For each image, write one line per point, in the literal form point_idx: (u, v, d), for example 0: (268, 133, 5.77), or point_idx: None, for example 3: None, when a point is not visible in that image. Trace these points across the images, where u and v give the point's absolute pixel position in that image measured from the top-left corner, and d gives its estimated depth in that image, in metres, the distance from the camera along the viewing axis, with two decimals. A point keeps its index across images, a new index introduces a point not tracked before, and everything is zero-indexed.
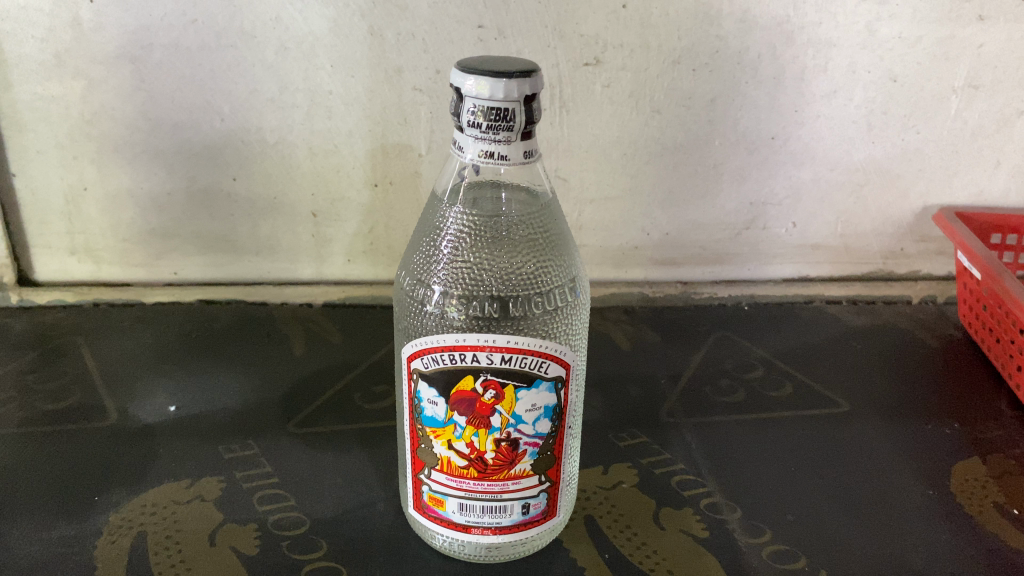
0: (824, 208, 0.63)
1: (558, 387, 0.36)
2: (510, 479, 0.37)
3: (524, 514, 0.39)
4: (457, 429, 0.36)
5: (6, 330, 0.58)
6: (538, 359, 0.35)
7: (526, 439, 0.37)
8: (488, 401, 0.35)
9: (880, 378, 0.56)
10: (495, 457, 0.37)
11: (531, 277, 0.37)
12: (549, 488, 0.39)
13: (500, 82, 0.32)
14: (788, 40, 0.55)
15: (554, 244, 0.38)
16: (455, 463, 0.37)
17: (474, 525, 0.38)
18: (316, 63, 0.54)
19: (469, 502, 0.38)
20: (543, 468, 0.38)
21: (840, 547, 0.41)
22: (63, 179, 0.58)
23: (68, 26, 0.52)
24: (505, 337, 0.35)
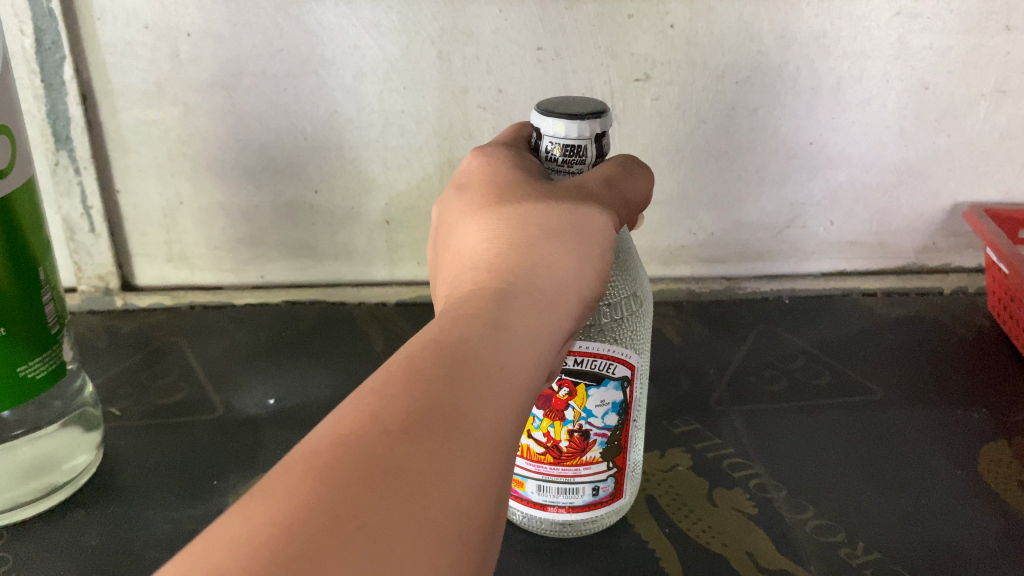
0: (860, 208, 0.67)
1: (624, 385, 0.41)
2: (581, 464, 0.42)
3: (594, 495, 0.44)
4: (536, 421, 0.41)
5: (115, 331, 0.64)
6: (606, 361, 0.40)
7: (596, 430, 0.42)
8: (562, 397, 0.40)
9: (913, 365, 0.61)
10: (568, 446, 0.42)
11: (616, 283, 0.44)
12: (616, 473, 0.44)
13: (574, 123, 0.37)
14: (825, 53, 0.59)
15: (620, 261, 0.44)
16: (534, 450, 0.42)
17: (550, 504, 0.44)
18: (390, 86, 0.59)
19: (546, 484, 0.43)
20: (610, 455, 0.43)
21: (877, 522, 0.46)
22: (161, 195, 0.64)
23: (168, 58, 0.57)
24: (577, 342, 0.40)
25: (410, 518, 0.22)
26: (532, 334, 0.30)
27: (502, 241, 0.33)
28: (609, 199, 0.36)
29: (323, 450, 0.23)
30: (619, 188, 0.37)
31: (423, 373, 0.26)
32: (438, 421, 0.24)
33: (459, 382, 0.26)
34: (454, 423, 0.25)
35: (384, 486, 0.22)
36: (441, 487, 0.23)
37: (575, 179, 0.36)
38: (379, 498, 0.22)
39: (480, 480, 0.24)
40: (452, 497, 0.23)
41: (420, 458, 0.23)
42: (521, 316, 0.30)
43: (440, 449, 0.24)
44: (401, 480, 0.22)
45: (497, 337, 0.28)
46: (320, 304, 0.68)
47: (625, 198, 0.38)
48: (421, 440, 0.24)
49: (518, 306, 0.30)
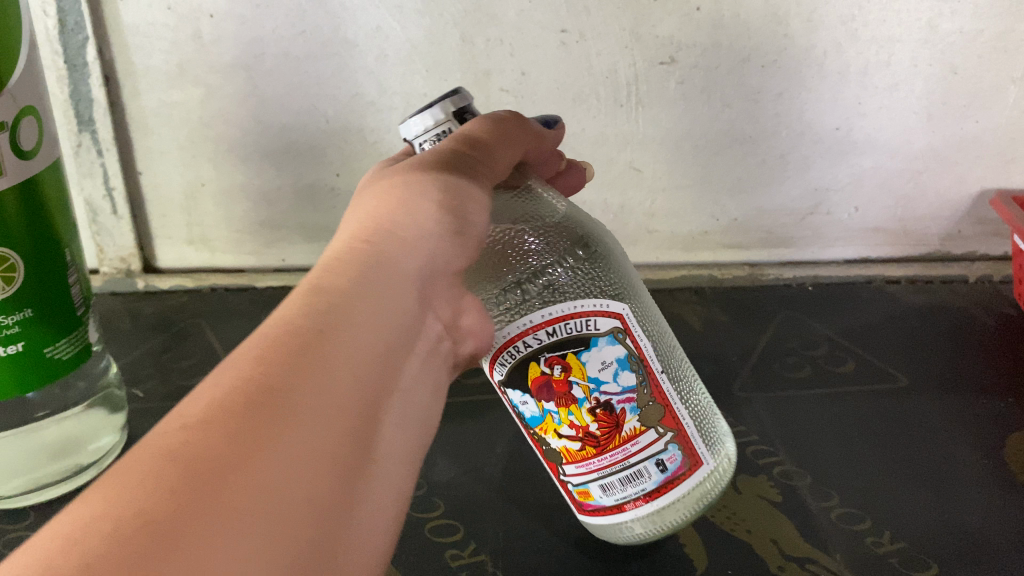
0: (884, 194, 0.67)
1: (618, 337, 0.38)
2: (627, 442, 0.39)
3: (664, 471, 0.39)
4: (555, 417, 0.39)
5: (137, 314, 0.65)
6: (580, 320, 0.38)
7: (617, 398, 0.38)
8: (561, 376, 0.38)
9: (938, 353, 0.60)
10: (600, 428, 0.38)
11: (552, 238, 0.44)
12: (676, 437, 0.39)
13: (425, 114, 0.39)
14: (852, 37, 0.58)
15: (550, 220, 0.45)
16: (573, 448, 0.39)
17: (625, 501, 0.40)
18: (412, 69, 0.59)
19: (606, 481, 0.40)
20: (653, 420, 0.39)
21: (901, 510, 0.46)
22: (182, 177, 0.64)
23: (190, 39, 0.57)
24: (541, 314, 0.37)
25: (250, 511, 0.22)
26: (383, 306, 0.31)
27: (364, 211, 0.34)
28: (477, 171, 0.37)
29: (157, 446, 0.22)
30: (490, 144, 0.39)
31: (267, 359, 0.26)
32: (280, 406, 0.25)
33: (303, 365, 0.26)
34: (294, 407, 0.25)
35: (224, 482, 0.22)
36: (282, 474, 0.23)
37: (444, 143, 0.38)
38: (219, 495, 0.21)
39: (323, 462, 0.25)
40: (294, 483, 0.23)
41: (261, 448, 0.23)
42: (369, 290, 0.31)
43: (278, 434, 0.24)
44: (241, 472, 0.22)
45: (345, 312, 0.29)
46: None
47: (494, 152, 0.39)
48: (261, 430, 0.24)
49: (371, 274, 0.31)
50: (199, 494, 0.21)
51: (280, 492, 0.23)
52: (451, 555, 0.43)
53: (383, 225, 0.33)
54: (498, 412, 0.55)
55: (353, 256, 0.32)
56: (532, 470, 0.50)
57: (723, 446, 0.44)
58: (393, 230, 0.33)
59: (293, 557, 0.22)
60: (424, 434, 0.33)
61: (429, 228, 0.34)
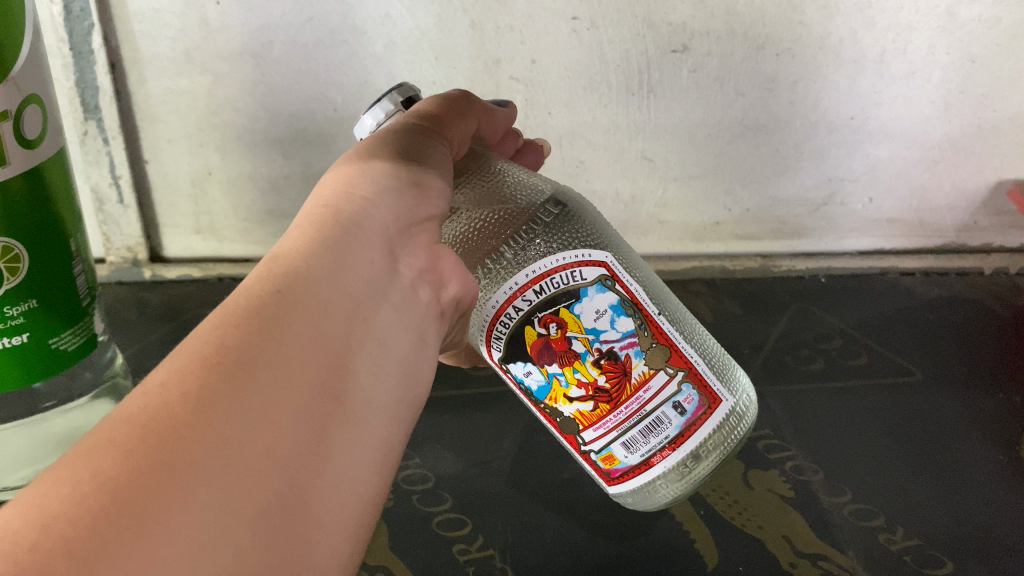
0: (900, 183, 0.66)
1: (608, 283, 0.38)
2: (639, 389, 0.38)
3: (683, 413, 0.39)
4: (562, 379, 0.38)
5: (144, 304, 0.65)
6: (563, 273, 0.37)
7: (619, 345, 0.37)
8: (558, 335, 0.37)
9: (952, 345, 0.60)
10: (608, 379, 0.37)
11: (524, 198, 0.43)
12: (687, 376, 0.39)
13: (376, 108, 0.41)
14: (869, 25, 0.57)
15: (519, 185, 0.45)
16: (586, 409, 0.38)
17: (652, 455, 0.39)
18: (421, 56, 0.58)
19: (628, 438, 0.38)
20: (660, 361, 0.38)
21: (915, 506, 0.45)
22: (190, 166, 0.63)
23: (197, 26, 0.56)
24: (524, 273, 0.37)
25: (209, 467, 0.21)
26: (351, 265, 0.30)
27: (327, 182, 0.35)
28: (420, 141, 0.38)
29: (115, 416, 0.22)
30: (442, 116, 0.41)
31: (223, 327, 0.26)
32: (236, 368, 0.24)
33: (261, 327, 0.26)
34: (251, 365, 0.25)
35: (180, 440, 0.21)
36: (242, 430, 0.23)
37: (397, 121, 0.40)
38: (177, 454, 0.21)
39: (287, 415, 0.24)
40: (256, 438, 0.23)
41: (219, 407, 0.23)
42: (331, 252, 0.30)
43: (236, 393, 0.23)
44: (200, 432, 0.22)
45: (303, 273, 0.29)
46: None
47: (444, 124, 0.40)
48: (218, 392, 0.23)
49: (331, 235, 0.31)
50: (153, 455, 0.21)
51: (242, 447, 0.22)
52: (458, 550, 0.43)
53: (343, 191, 0.33)
54: (506, 404, 0.55)
55: (313, 221, 0.31)
56: (542, 463, 0.50)
57: (735, 391, 0.44)
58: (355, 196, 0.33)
59: (257, 507, 0.22)
60: (416, 390, 0.33)
61: (391, 185, 0.34)
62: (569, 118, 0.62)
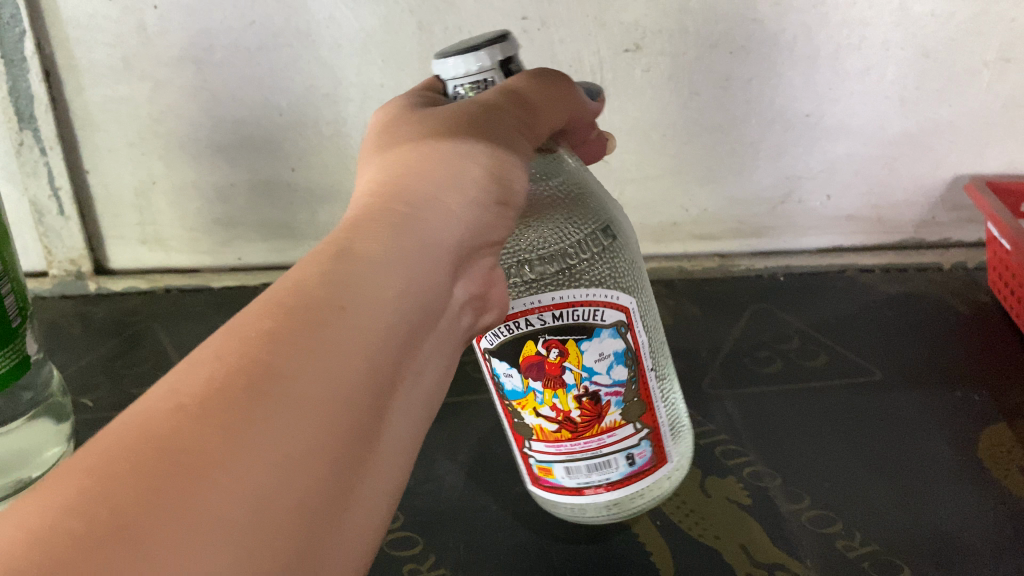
0: (858, 180, 0.65)
1: (622, 331, 0.37)
2: (604, 433, 0.38)
3: (631, 464, 0.40)
4: (538, 396, 0.37)
5: (88, 317, 0.63)
6: (587, 309, 0.36)
7: (606, 389, 0.37)
8: (556, 360, 0.36)
9: (910, 343, 0.59)
10: (581, 415, 0.37)
11: (583, 214, 0.40)
12: (649, 435, 0.40)
13: (469, 57, 0.35)
14: (822, 21, 0.56)
15: (579, 193, 0.40)
16: (547, 428, 0.38)
17: (585, 486, 0.40)
18: (368, 58, 0.56)
19: (573, 465, 0.39)
20: (634, 415, 0.39)
21: (874, 512, 0.45)
22: (134, 175, 0.62)
23: (134, 32, 0.55)
24: (551, 295, 0.35)
25: (213, 514, 0.18)
26: (414, 272, 0.26)
27: (405, 157, 0.29)
28: (509, 126, 0.32)
29: (114, 432, 0.19)
30: (538, 102, 0.34)
31: (263, 332, 0.22)
32: (269, 394, 0.20)
33: (306, 340, 0.22)
34: (288, 394, 0.21)
35: (181, 478, 0.18)
36: (261, 474, 0.19)
37: (490, 93, 0.33)
38: (172, 495, 0.18)
39: (316, 458, 0.20)
40: (276, 485, 0.19)
41: (238, 440, 0.19)
42: (395, 252, 0.26)
43: (263, 425, 0.20)
44: (210, 470, 0.18)
45: (360, 277, 0.24)
46: None
47: (541, 114, 0.34)
48: (239, 417, 0.20)
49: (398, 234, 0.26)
50: (147, 493, 0.17)
51: (256, 495, 0.19)
52: (409, 570, 0.42)
53: (421, 176, 0.28)
54: (462, 416, 0.54)
55: (378, 210, 0.27)
56: (498, 475, 0.48)
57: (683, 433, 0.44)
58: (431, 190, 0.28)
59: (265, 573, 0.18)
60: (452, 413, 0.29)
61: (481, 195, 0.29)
62: None
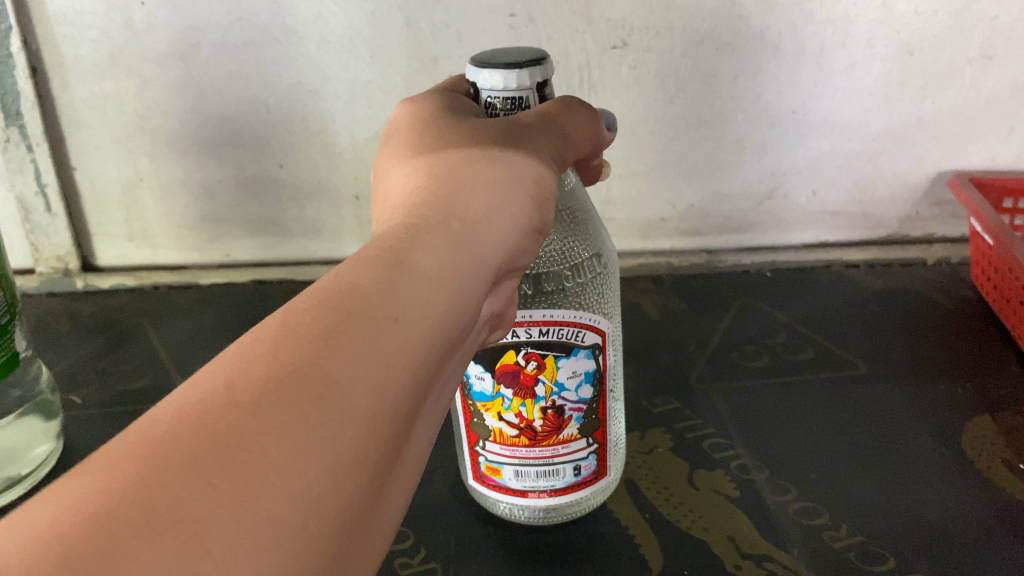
0: (843, 176, 0.66)
1: (594, 354, 0.39)
2: (559, 443, 0.40)
3: (576, 475, 0.42)
4: (506, 402, 0.38)
5: (75, 315, 0.63)
6: (574, 330, 0.37)
7: (570, 404, 0.39)
8: (532, 371, 0.37)
9: (895, 337, 0.60)
10: (543, 425, 0.39)
11: (578, 239, 0.41)
12: (597, 450, 0.42)
13: (508, 74, 0.35)
14: (807, 18, 0.56)
15: (579, 218, 0.41)
16: (507, 432, 0.39)
17: (530, 490, 0.42)
18: (355, 55, 0.57)
19: (523, 469, 0.41)
20: (589, 431, 0.41)
21: (862, 504, 0.45)
22: (120, 172, 0.61)
23: (121, 28, 0.55)
24: (542, 312, 0.37)
25: (259, 523, 0.18)
26: (455, 285, 0.26)
27: (444, 170, 0.29)
28: (544, 147, 0.32)
29: (162, 420, 0.19)
30: (571, 131, 0.35)
31: (316, 332, 0.22)
32: (322, 407, 0.20)
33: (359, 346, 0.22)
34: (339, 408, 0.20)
35: (228, 482, 0.18)
36: (306, 482, 0.19)
37: (523, 115, 0.33)
38: (216, 498, 0.17)
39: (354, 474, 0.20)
40: (318, 495, 0.19)
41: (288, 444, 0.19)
42: (438, 262, 0.25)
43: (312, 432, 0.20)
44: (259, 474, 0.18)
45: (411, 285, 0.24)
46: (289, 283, 0.66)
47: (571, 140, 0.35)
48: (290, 421, 0.19)
49: (440, 248, 0.26)
50: (194, 493, 0.17)
51: (298, 505, 0.19)
52: (400, 564, 0.42)
53: (462, 192, 0.28)
54: (451, 412, 0.54)
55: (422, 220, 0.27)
56: None
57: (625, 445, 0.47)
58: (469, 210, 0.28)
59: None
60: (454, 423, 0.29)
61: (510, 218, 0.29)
62: None
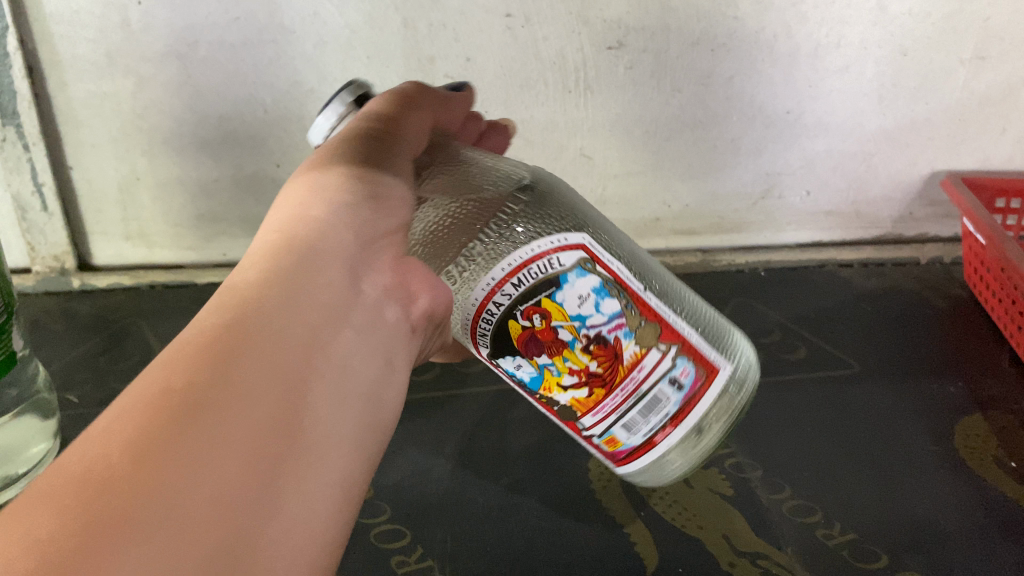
0: (837, 176, 0.66)
1: (588, 268, 0.35)
2: (634, 370, 0.35)
3: (680, 389, 0.36)
4: (552, 369, 0.35)
5: (73, 314, 0.63)
6: (542, 261, 0.34)
7: (608, 328, 0.35)
8: (542, 325, 0.34)
9: (887, 335, 0.61)
10: (601, 364, 0.35)
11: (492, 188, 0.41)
12: (680, 350, 0.36)
13: (327, 110, 0.38)
14: (802, 20, 0.57)
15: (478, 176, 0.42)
16: (583, 397, 0.36)
17: (653, 435, 0.36)
18: (352, 55, 0.57)
19: (628, 420, 0.36)
20: (653, 338, 0.35)
21: (854, 501, 0.46)
22: (117, 171, 0.62)
23: (118, 27, 0.54)
24: (501, 266, 0.34)
25: (150, 518, 0.20)
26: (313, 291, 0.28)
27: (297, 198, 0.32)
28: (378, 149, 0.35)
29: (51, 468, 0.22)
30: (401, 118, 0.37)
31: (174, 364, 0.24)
32: (191, 409, 0.23)
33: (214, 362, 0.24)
34: (206, 406, 0.23)
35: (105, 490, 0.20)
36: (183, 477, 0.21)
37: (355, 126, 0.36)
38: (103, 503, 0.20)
39: (238, 451, 0.23)
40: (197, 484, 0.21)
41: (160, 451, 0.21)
42: (293, 278, 0.28)
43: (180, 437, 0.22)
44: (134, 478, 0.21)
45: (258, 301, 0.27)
46: None
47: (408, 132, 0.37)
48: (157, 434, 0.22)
49: (290, 258, 0.29)
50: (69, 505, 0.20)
51: (178, 495, 0.21)
52: (397, 562, 0.42)
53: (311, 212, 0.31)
54: (448, 409, 0.54)
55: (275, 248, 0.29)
56: (483, 467, 0.49)
57: (734, 349, 0.42)
58: (311, 218, 0.30)
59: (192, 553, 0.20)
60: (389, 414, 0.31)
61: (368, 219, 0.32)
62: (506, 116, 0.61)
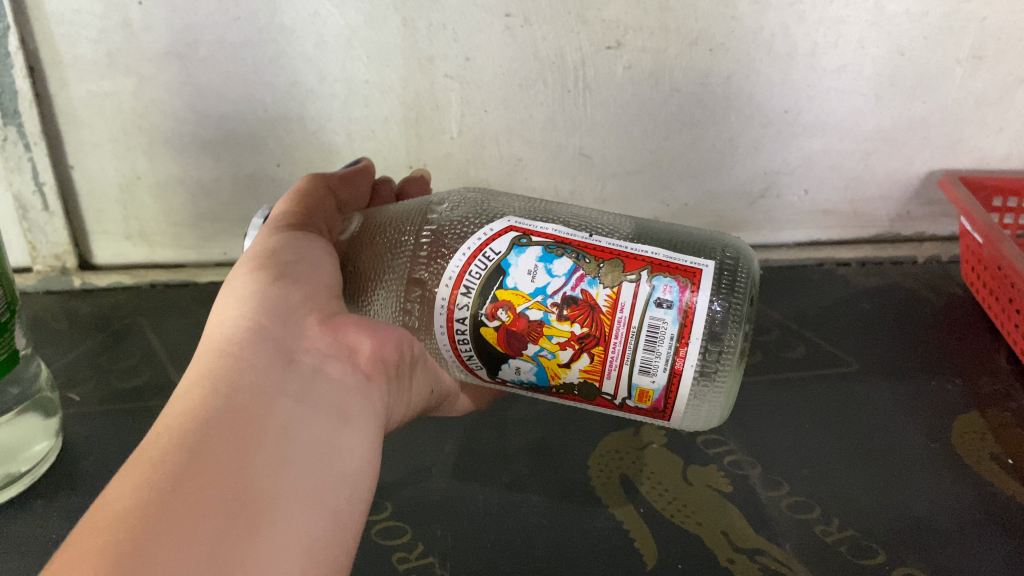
0: (835, 175, 0.67)
1: (524, 243, 0.36)
2: (617, 312, 0.35)
3: (671, 306, 0.35)
4: (545, 355, 0.35)
5: (74, 313, 0.64)
6: (473, 265, 0.36)
7: (570, 288, 0.35)
8: (511, 315, 0.35)
9: (885, 333, 0.61)
10: (582, 323, 0.35)
11: (410, 218, 0.44)
12: (651, 270, 0.35)
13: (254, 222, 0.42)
14: (800, 19, 0.57)
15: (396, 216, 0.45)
16: (587, 366, 0.35)
17: (674, 364, 0.35)
18: (352, 55, 0.57)
19: (640, 361, 0.35)
20: (617, 274, 0.35)
21: (850, 498, 0.46)
22: (118, 170, 0.62)
23: (118, 27, 0.55)
24: (445, 285, 0.36)
25: None
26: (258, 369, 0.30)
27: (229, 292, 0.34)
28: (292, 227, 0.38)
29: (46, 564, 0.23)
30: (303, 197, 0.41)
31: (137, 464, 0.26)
32: (154, 490, 0.24)
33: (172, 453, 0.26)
34: (168, 484, 0.25)
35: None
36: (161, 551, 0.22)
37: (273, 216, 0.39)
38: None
39: (205, 514, 0.24)
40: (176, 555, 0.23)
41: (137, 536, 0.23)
42: (236, 365, 0.30)
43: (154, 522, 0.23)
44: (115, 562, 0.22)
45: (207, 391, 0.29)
46: None
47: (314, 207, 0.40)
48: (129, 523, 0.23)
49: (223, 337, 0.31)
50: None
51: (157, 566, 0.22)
52: (397, 558, 0.43)
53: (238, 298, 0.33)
54: None
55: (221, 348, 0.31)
56: (482, 465, 0.49)
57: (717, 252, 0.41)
58: (233, 296, 0.33)
59: None
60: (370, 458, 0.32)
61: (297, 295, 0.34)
62: (505, 115, 0.61)
